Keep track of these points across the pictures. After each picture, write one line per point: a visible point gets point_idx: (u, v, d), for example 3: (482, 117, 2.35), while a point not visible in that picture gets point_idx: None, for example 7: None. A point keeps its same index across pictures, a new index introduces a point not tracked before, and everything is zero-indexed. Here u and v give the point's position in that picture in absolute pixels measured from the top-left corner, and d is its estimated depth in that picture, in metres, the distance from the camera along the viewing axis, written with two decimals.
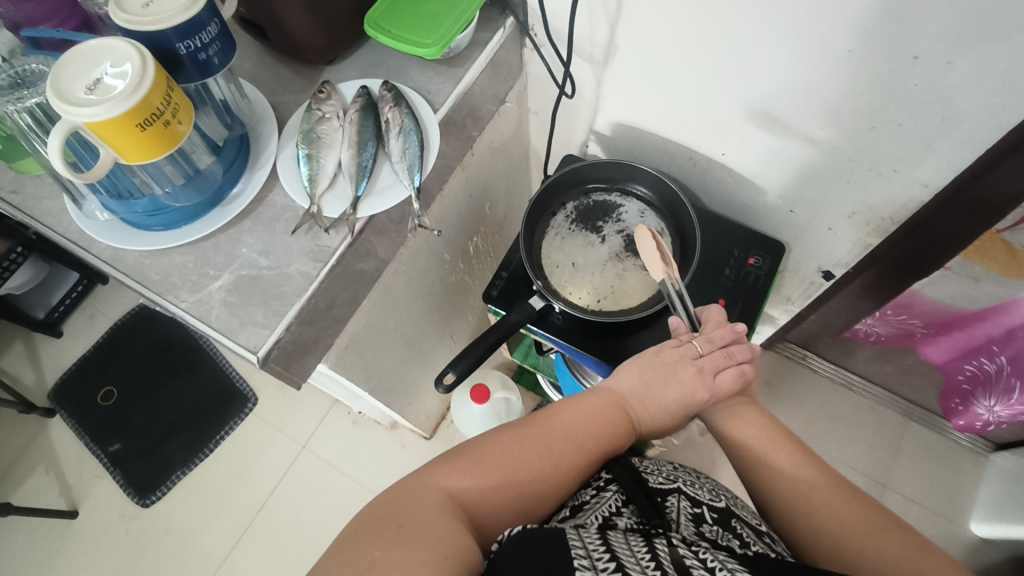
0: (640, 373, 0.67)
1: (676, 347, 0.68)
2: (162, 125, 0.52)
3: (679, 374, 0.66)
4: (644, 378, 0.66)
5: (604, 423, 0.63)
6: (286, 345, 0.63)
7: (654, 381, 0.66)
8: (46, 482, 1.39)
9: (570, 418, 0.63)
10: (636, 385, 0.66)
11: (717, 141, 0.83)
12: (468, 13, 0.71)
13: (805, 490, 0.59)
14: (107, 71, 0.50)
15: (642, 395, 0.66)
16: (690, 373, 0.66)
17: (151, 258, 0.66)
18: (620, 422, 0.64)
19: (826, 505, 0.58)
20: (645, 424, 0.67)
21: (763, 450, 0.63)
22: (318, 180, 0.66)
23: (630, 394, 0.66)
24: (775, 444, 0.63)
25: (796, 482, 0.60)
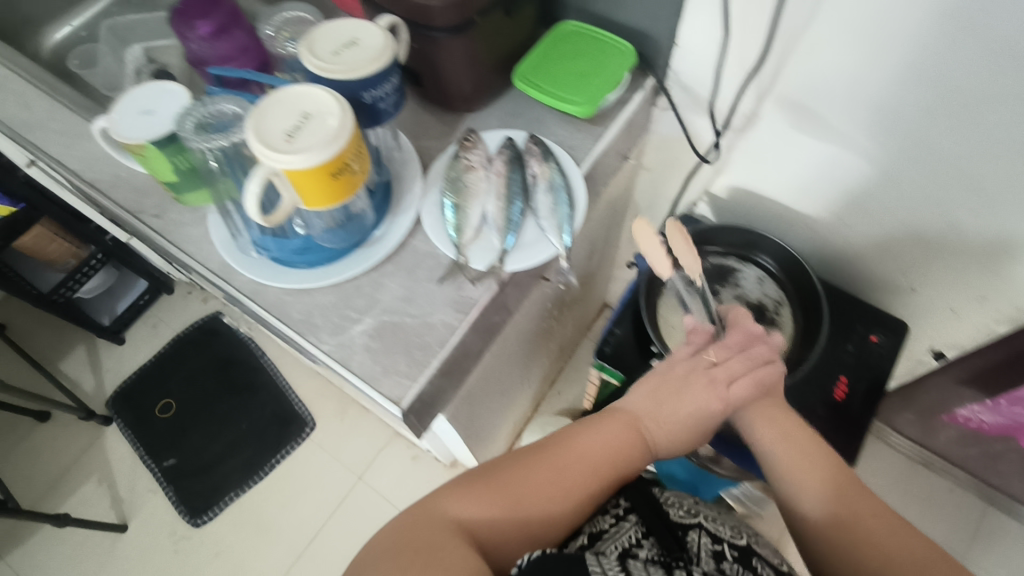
0: (655, 386, 0.60)
1: (687, 358, 0.61)
2: (349, 178, 0.52)
3: (701, 388, 0.59)
4: (657, 392, 0.60)
5: (618, 446, 0.58)
6: (425, 398, 0.62)
7: (664, 398, 0.59)
8: (100, 492, 1.38)
9: (582, 442, 0.58)
10: (650, 402, 0.59)
11: (844, 214, 0.81)
12: (618, 76, 0.70)
13: (854, 520, 0.52)
14: (307, 119, 0.50)
15: (654, 413, 0.59)
16: (707, 388, 0.58)
17: (292, 295, 0.66)
18: (631, 446, 0.58)
19: (877, 539, 0.51)
20: (661, 449, 0.59)
21: (805, 472, 0.56)
22: (465, 231, 0.66)
23: (642, 416, 0.59)
24: (820, 464, 0.56)
25: (845, 511, 0.53)
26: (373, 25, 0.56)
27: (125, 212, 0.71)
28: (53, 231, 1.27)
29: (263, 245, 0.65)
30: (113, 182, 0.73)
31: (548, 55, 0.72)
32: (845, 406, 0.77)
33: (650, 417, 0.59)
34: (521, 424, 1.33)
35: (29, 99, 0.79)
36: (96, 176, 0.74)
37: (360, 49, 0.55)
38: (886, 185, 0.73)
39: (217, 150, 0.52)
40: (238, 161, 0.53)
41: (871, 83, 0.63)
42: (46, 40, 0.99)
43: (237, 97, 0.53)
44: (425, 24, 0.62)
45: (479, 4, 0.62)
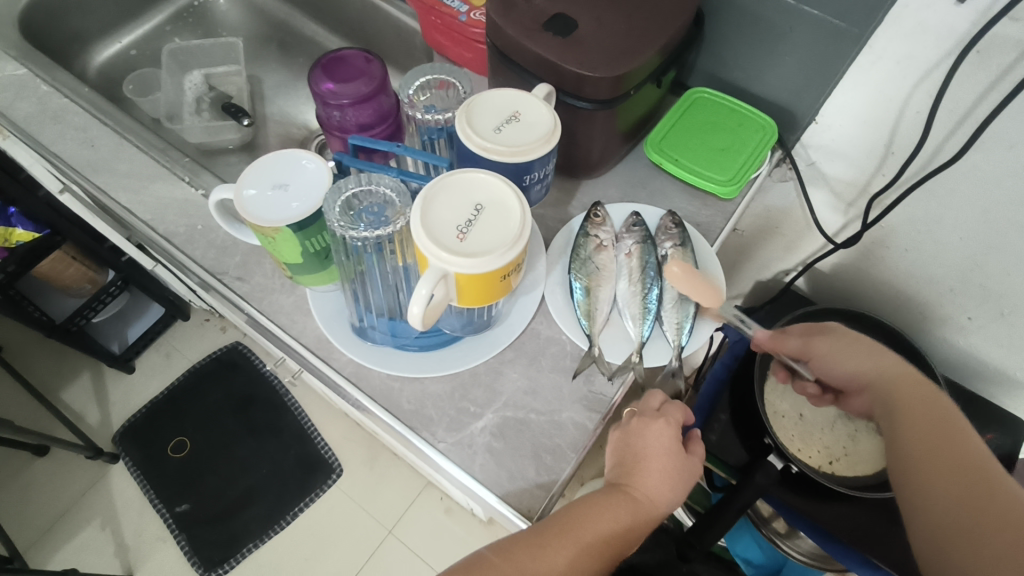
0: (630, 444, 0.57)
1: (655, 405, 0.60)
2: (513, 279, 0.46)
3: (670, 442, 0.56)
4: (632, 452, 0.56)
5: (595, 507, 0.53)
6: (554, 508, 0.55)
7: (630, 453, 0.57)
8: (102, 537, 1.27)
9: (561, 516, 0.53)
10: (620, 464, 0.57)
11: (966, 306, 0.75)
12: (763, 154, 0.66)
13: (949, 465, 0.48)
14: (481, 212, 0.44)
15: (632, 472, 0.55)
16: (673, 433, 0.57)
17: (401, 381, 0.59)
18: (608, 504, 0.53)
19: (970, 497, 0.46)
20: (645, 506, 0.54)
21: (901, 416, 0.52)
22: (596, 318, 0.60)
23: (618, 475, 0.56)
24: (924, 409, 0.52)
25: (936, 454, 0.49)
26: (536, 96, 0.50)
27: (204, 273, 0.63)
28: (72, 254, 1.17)
29: (383, 329, 0.60)
30: (189, 236, 0.65)
31: (679, 126, 0.68)
32: None
33: (625, 479, 0.55)
34: None
35: (91, 134, 0.71)
36: (170, 228, 0.66)
37: (524, 126, 0.49)
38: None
39: (370, 240, 0.46)
40: (390, 245, 0.48)
41: None
42: (94, 58, 0.91)
43: (398, 180, 0.47)
44: (572, 92, 0.57)
45: (636, 75, 0.56)
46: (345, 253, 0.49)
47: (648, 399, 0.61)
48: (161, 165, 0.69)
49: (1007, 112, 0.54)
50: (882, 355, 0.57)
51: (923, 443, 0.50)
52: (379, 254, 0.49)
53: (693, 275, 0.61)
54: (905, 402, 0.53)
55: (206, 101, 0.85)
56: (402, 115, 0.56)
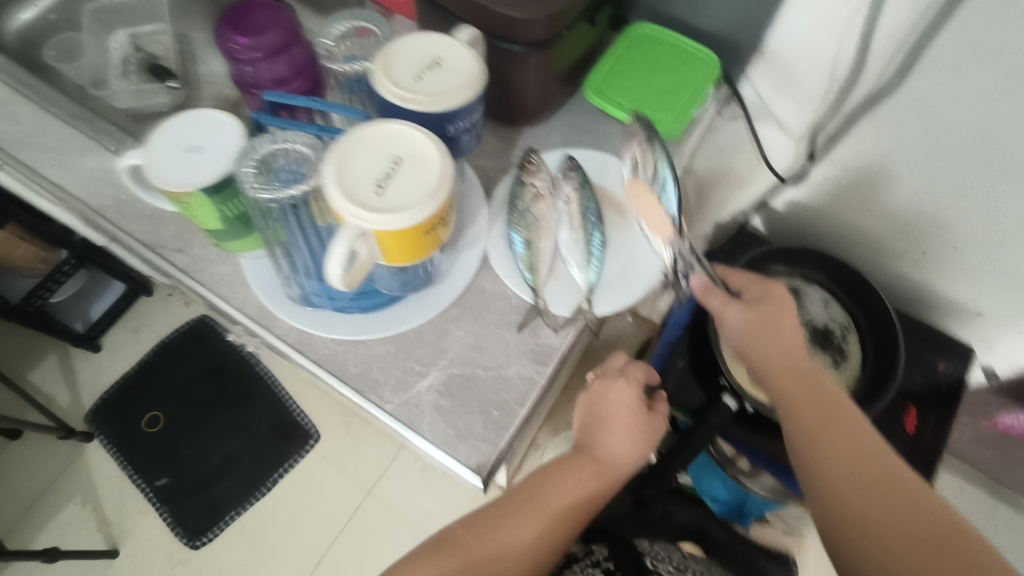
0: (595, 408, 0.58)
1: (618, 368, 0.60)
2: (439, 231, 0.44)
3: (632, 404, 0.57)
4: (597, 416, 0.57)
5: (563, 475, 0.54)
6: (504, 460, 0.56)
7: (595, 417, 0.58)
8: (83, 514, 1.28)
9: (533, 486, 0.54)
10: (586, 428, 0.58)
11: (919, 238, 0.76)
12: (705, 92, 0.64)
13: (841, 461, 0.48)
14: (400, 165, 0.42)
15: (597, 436, 0.56)
16: (634, 393, 0.57)
17: (345, 345, 0.58)
18: (575, 471, 0.55)
19: (864, 485, 0.47)
20: (612, 471, 0.56)
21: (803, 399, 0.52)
22: (539, 270, 0.59)
23: (585, 441, 0.57)
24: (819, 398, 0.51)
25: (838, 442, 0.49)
26: (458, 41, 0.48)
27: (137, 245, 0.61)
28: (19, 234, 1.14)
29: (318, 292, 0.57)
30: (119, 208, 0.63)
31: (621, 66, 0.66)
32: (917, 438, 0.74)
33: (589, 443, 0.56)
34: None
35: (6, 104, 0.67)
36: (98, 200, 0.63)
37: (446, 72, 0.47)
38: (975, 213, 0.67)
39: (286, 203, 0.44)
40: (312, 208, 0.46)
41: (990, 110, 0.56)
42: (10, 23, 0.86)
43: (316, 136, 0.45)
44: (502, 36, 0.54)
45: (567, 14, 0.53)
46: (266, 219, 0.47)
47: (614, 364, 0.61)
48: (84, 133, 0.66)
49: (948, 34, 0.53)
50: (795, 338, 0.54)
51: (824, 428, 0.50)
52: (302, 216, 0.47)
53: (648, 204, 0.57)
54: (800, 387, 0.52)
55: (132, 63, 0.80)
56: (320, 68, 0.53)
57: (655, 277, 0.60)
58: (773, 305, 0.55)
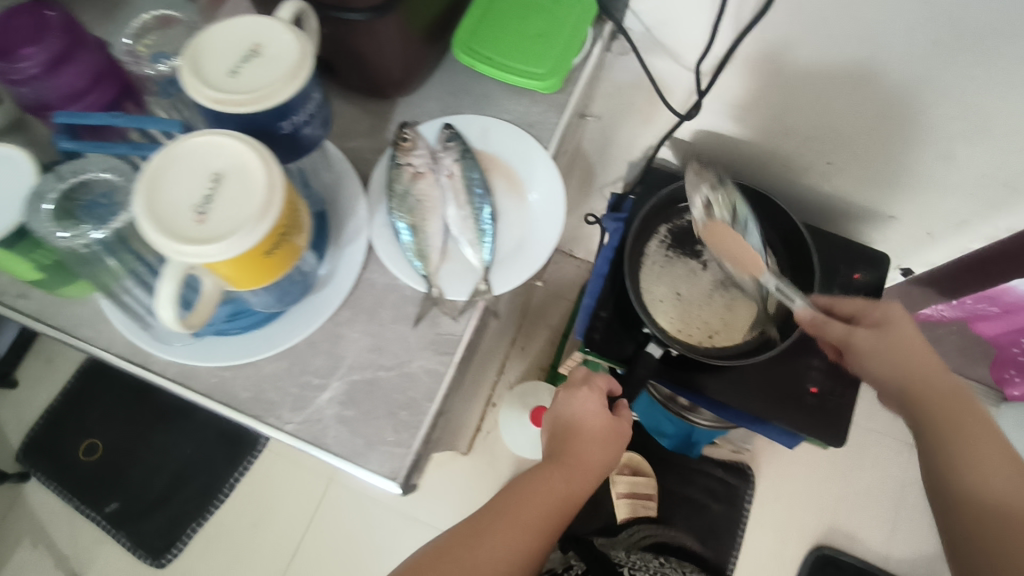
0: (568, 420, 0.67)
1: (586, 379, 0.71)
2: (286, 245, 0.40)
3: (597, 411, 0.67)
4: (570, 427, 0.66)
5: (560, 467, 0.62)
6: (422, 460, 0.53)
7: (574, 419, 0.67)
8: (36, 555, 1.22)
9: (531, 480, 0.61)
10: (561, 437, 0.66)
11: (825, 152, 0.74)
12: (581, 33, 0.58)
13: (983, 463, 0.51)
14: (220, 182, 0.36)
15: (571, 443, 0.64)
16: (598, 401, 0.68)
17: (231, 370, 0.53)
18: (570, 461, 0.63)
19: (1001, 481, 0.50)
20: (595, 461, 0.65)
21: (944, 414, 0.55)
22: (430, 256, 0.55)
23: (566, 438, 0.65)
24: (956, 410, 0.54)
25: (982, 451, 0.51)
26: (278, 21, 0.41)
27: None
28: None
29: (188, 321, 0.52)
30: None
31: (489, 16, 0.59)
32: None
33: (563, 451, 0.64)
34: (489, 393, 1.29)
35: None
36: None
37: (265, 61, 0.41)
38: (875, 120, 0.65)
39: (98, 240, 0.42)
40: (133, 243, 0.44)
41: (876, 12, 0.53)
42: None
43: (111, 159, 0.43)
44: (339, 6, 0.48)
45: None
46: (87, 262, 0.44)
47: (580, 378, 0.71)
48: None
49: None
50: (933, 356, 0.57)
51: (971, 438, 0.52)
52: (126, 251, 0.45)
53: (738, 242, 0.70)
54: (934, 401, 0.55)
55: None
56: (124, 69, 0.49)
57: (551, 244, 0.57)
58: (900, 327, 0.59)
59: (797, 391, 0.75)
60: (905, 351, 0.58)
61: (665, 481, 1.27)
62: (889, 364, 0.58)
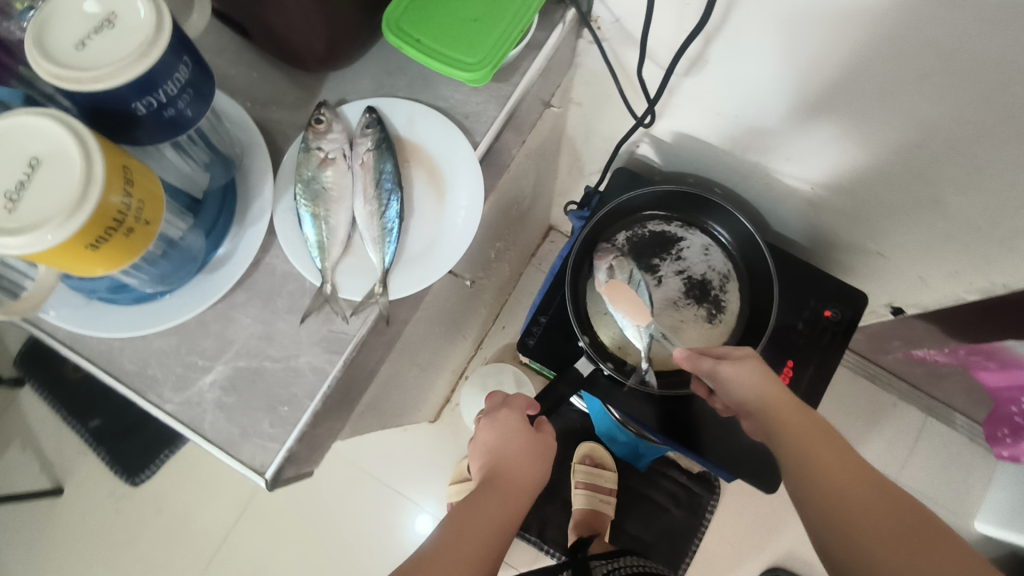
0: (490, 446, 0.64)
1: (506, 407, 0.68)
2: (121, 236, 0.38)
3: (519, 431, 0.65)
4: (493, 452, 0.63)
5: (493, 492, 0.58)
6: (298, 456, 0.52)
7: (502, 443, 0.64)
8: (25, 456, 1.31)
9: (469, 507, 0.56)
10: (487, 465, 0.63)
11: (807, 175, 0.66)
12: (522, 24, 0.53)
13: (850, 491, 0.46)
14: (37, 168, 0.34)
15: (497, 467, 0.62)
16: (519, 419, 0.66)
17: (120, 340, 0.53)
18: (502, 486, 0.59)
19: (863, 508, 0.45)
20: (527, 481, 0.62)
21: (797, 438, 0.50)
22: (329, 249, 0.52)
23: (497, 465, 0.62)
24: (808, 433, 0.50)
25: (839, 477, 0.47)
26: None
27: None
28: None
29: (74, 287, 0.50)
30: None
31: None
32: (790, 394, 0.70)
33: (493, 476, 0.61)
34: (462, 366, 1.28)
35: None
36: None
37: (117, 34, 0.37)
38: (859, 149, 0.58)
39: None
40: None
41: (860, 30, 0.46)
42: None
43: None
44: None
45: None
46: None
47: (496, 405, 0.69)
48: None
49: None
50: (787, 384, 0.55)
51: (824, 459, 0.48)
52: None
53: (628, 295, 0.68)
54: (793, 422, 0.51)
55: None
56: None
57: (460, 250, 0.53)
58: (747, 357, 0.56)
59: (736, 428, 0.70)
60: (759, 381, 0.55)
61: (628, 479, 1.16)
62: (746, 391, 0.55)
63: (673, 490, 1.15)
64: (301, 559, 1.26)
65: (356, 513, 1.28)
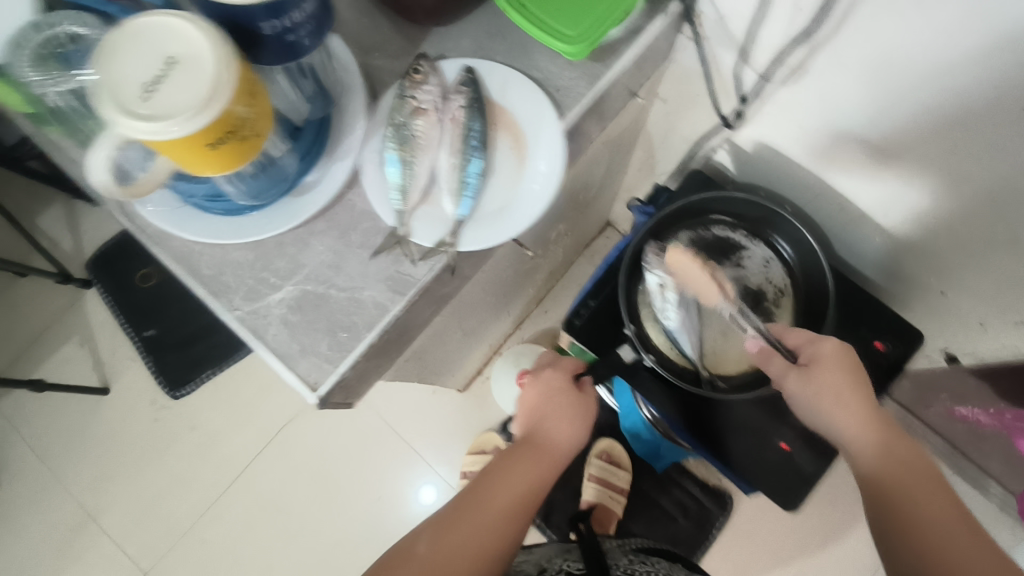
0: (532, 403, 0.66)
1: (552, 371, 0.68)
2: (239, 140, 0.41)
3: (562, 390, 0.66)
4: (535, 409, 0.64)
5: (531, 452, 0.60)
6: (347, 381, 0.55)
7: (546, 404, 0.65)
8: (80, 353, 1.40)
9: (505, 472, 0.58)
10: (530, 420, 0.64)
11: (883, 204, 0.66)
12: (629, 5, 0.54)
13: (927, 504, 0.49)
14: (172, 67, 0.37)
15: (537, 425, 0.63)
16: (562, 379, 0.67)
17: (203, 246, 0.57)
18: (539, 445, 0.61)
19: (935, 506, 0.49)
20: (564, 440, 0.63)
21: (876, 458, 0.52)
22: (409, 194, 0.54)
23: (537, 425, 0.63)
24: (900, 454, 0.53)
25: (917, 492, 0.50)
26: None
27: None
28: None
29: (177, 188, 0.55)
30: None
31: None
32: None
33: (533, 432, 0.62)
34: (499, 341, 1.30)
35: None
36: None
37: None
38: (942, 181, 0.57)
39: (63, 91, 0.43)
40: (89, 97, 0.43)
41: (966, 58, 0.46)
42: None
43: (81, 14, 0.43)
44: None
45: None
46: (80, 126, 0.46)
47: (542, 367, 0.71)
48: None
49: None
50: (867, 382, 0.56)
51: (908, 478, 0.51)
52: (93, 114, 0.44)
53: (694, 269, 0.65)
54: (887, 451, 0.53)
55: None
56: None
57: (533, 216, 0.55)
58: (833, 364, 0.56)
59: (766, 441, 0.70)
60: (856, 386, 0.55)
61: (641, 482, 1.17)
62: (840, 409, 0.54)
63: (684, 500, 1.15)
64: (313, 496, 1.31)
65: (372, 463, 1.32)
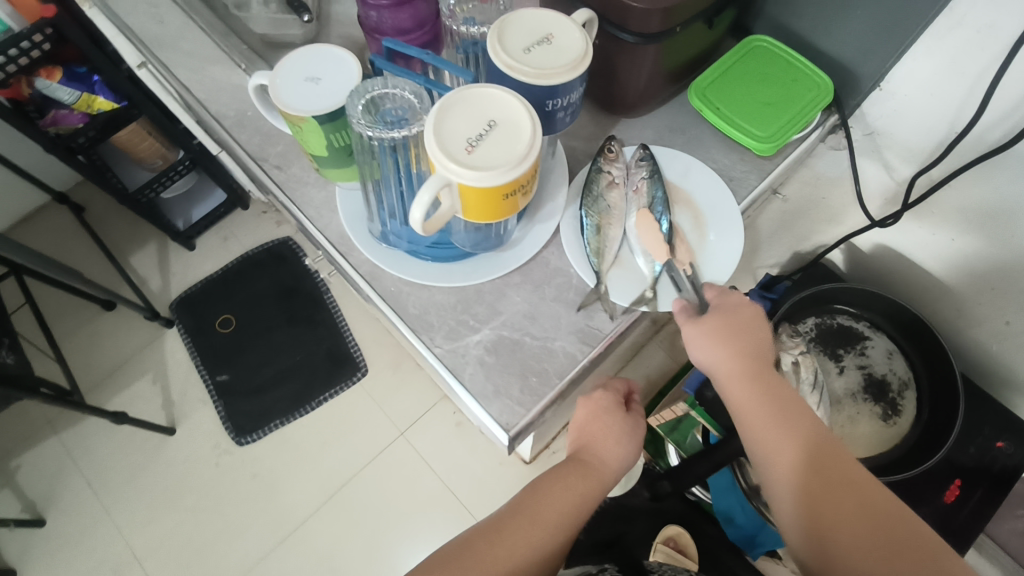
0: (580, 423, 0.64)
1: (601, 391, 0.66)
2: (519, 199, 0.47)
3: (610, 410, 0.64)
4: (581, 430, 0.63)
5: (573, 472, 0.59)
6: (533, 424, 0.58)
7: (591, 424, 0.63)
8: (152, 390, 1.42)
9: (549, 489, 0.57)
10: (578, 440, 0.63)
11: (1004, 308, 0.73)
12: (808, 115, 0.63)
13: (845, 503, 0.50)
14: (492, 128, 0.45)
15: (584, 446, 0.62)
16: (613, 399, 0.65)
17: (410, 287, 0.62)
18: (578, 465, 0.60)
19: (850, 505, 0.50)
20: (608, 461, 0.61)
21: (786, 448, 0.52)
22: (605, 256, 0.61)
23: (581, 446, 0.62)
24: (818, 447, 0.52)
25: (830, 489, 0.51)
26: (573, 21, 0.50)
27: (248, 156, 0.68)
28: (147, 129, 1.22)
29: (398, 233, 0.62)
30: (238, 121, 0.70)
31: (731, 73, 0.66)
32: (953, 511, 0.73)
33: (579, 453, 0.61)
34: None
35: (162, 12, 0.76)
36: (223, 110, 0.70)
37: (553, 49, 0.49)
38: None
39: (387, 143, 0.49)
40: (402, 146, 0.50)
41: None
42: None
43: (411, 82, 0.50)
44: (617, 24, 0.57)
45: (683, 12, 0.56)
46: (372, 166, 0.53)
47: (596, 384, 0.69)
48: (222, 49, 0.74)
49: None
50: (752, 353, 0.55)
51: (823, 473, 0.51)
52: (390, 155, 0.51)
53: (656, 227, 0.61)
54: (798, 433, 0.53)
55: None
56: (440, 24, 0.58)
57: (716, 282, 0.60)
58: (714, 339, 0.55)
59: None
60: (732, 353, 0.55)
61: None
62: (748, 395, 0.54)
63: None
64: (368, 560, 1.28)
65: (431, 530, 1.30)
